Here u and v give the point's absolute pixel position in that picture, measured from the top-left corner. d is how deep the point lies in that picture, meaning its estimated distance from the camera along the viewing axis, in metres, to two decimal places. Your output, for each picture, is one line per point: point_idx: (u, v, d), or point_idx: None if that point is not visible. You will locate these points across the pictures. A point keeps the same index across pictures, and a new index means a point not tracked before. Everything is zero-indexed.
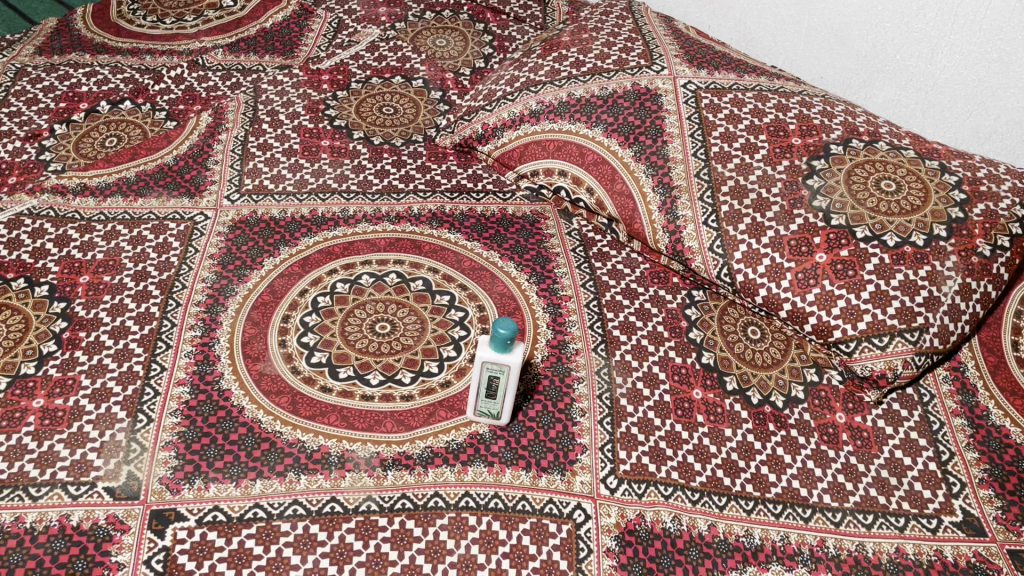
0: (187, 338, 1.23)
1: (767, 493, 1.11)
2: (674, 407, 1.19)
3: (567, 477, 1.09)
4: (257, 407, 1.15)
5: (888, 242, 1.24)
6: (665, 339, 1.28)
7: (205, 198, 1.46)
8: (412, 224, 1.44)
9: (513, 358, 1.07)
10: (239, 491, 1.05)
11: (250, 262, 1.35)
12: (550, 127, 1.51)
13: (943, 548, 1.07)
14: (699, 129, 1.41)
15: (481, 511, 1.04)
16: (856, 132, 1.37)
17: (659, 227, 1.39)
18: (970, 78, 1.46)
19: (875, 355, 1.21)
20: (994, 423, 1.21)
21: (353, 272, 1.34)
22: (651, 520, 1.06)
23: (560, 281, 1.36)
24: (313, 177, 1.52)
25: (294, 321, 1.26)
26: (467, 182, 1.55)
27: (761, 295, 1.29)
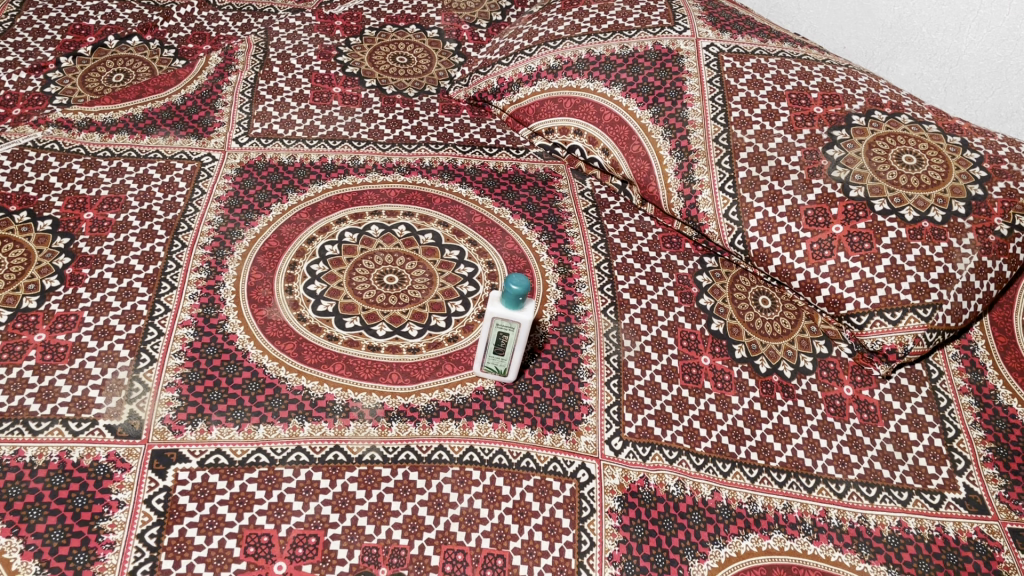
0: (193, 280, 1.21)
1: (772, 462, 1.10)
2: (681, 372, 1.17)
3: (572, 436, 1.09)
4: (262, 352, 1.13)
5: (906, 217, 1.22)
6: (676, 304, 1.26)
7: (213, 139, 1.44)
8: (424, 176, 1.42)
9: (524, 316, 1.05)
10: (242, 435, 1.04)
11: (257, 207, 1.33)
12: (568, 84, 1.48)
13: (945, 524, 1.06)
14: (720, 93, 1.38)
15: (485, 466, 1.04)
16: (879, 104, 1.35)
17: (674, 191, 1.37)
18: (995, 55, 1.43)
19: (886, 330, 1.21)
20: (1001, 403, 1.20)
21: (362, 222, 1.32)
22: (655, 483, 1.05)
23: (572, 241, 1.34)
24: (324, 124, 1.49)
25: (301, 268, 1.24)
26: (480, 137, 1.52)
27: (775, 264, 1.28)
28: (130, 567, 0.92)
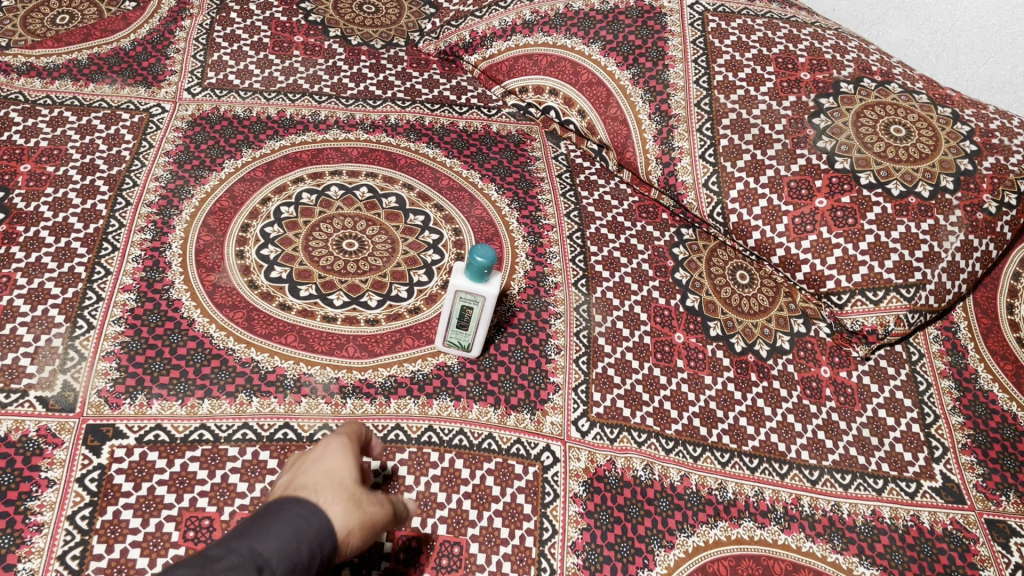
0: (136, 241, 1.13)
1: (744, 446, 1.05)
2: (653, 350, 1.12)
3: (537, 417, 1.03)
4: (209, 321, 1.06)
5: (893, 191, 1.18)
6: (650, 278, 1.20)
7: (163, 89, 1.34)
8: (389, 135, 1.34)
9: (489, 290, 0.99)
10: (185, 411, 0.98)
11: (209, 163, 1.24)
12: (544, 40, 1.39)
13: (920, 513, 1.02)
14: (704, 55, 1.31)
15: (444, 448, 0.98)
16: (868, 71, 1.30)
17: (653, 158, 1.30)
18: (991, 22, 1.38)
19: (867, 310, 1.16)
20: (982, 388, 1.15)
21: (321, 182, 1.25)
22: (621, 467, 1.00)
23: (544, 209, 1.27)
24: (283, 76, 1.40)
25: (254, 231, 1.17)
26: (450, 95, 1.44)
27: (754, 238, 1.22)
28: (58, 551, 0.85)
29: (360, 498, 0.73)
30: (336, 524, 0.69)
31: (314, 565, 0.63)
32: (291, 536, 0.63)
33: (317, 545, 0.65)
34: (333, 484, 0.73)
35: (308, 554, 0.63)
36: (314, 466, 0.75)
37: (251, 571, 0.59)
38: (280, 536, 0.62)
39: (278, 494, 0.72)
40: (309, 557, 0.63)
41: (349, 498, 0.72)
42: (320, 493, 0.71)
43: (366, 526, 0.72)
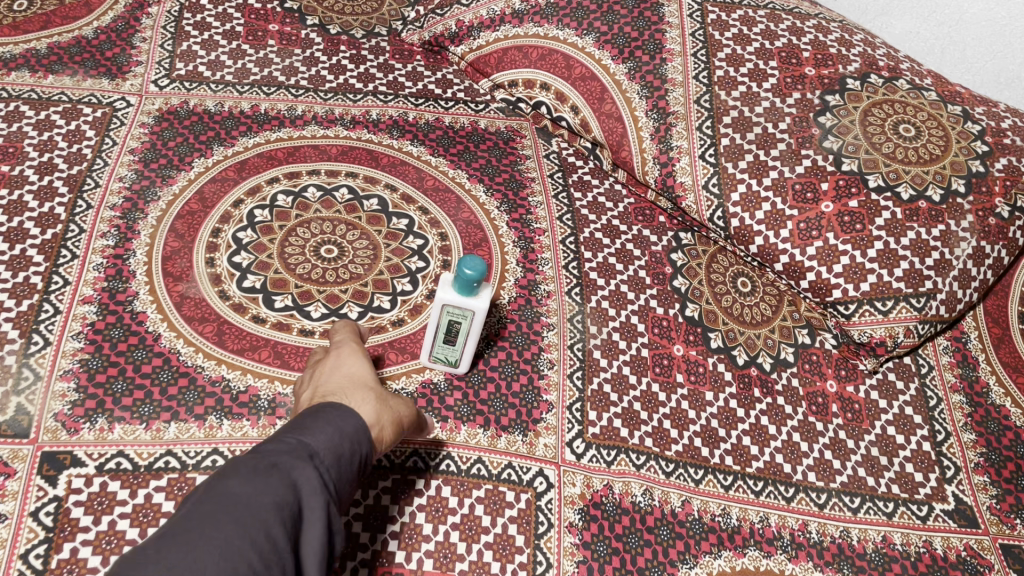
0: (98, 248, 1.05)
1: (748, 467, 0.99)
2: (651, 364, 1.06)
3: (529, 439, 0.97)
4: (176, 336, 0.99)
5: (902, 195, 1.12)
6: (647, 286, 1.14)
7: (128, 82, 1.26)
8: (370, 131, 1.26)
9: (478, 304, 0.91)
10: (149, 435, 0.90)
11: (177, 162, 1.16)
12: (534, 31, 1.31)
13: (932, 539, 0.97)
14: (703, 49, 1.24)
15: (430, 474, 0.91)
16: (875, 66, 1.23)
17: (650, 158, 1.23)
18: (999, 15, 1.32)
19: (876, 321, 1.10)
20: (993, 402, 1.10)
21: (298, 183, 1.17)
22: (619, 493, 0.94)
23: (535, 211, 1.20)
24: (257, 67, 1.32)
25: (225, 236, 1.09)
26: (435, 88, 1.36)
27: (757, 244, 1.16)
28: None
29: (383, 396, 0.84)
30: (369, 417, 0.80)
31: (354, 460, 0.74)
32: (335, 432, 0.74)
33: (355, 443, 0.75)
34: (354, 387, 0.84)
35: (349, 450, 0.74)
36: (334, 382, 0.85)
37: (306, 456, 0.69)
38: (327, 433, 0.73)
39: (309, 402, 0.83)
40: (350, 453, 0.74)
41: (377, 396, 0.83)
42: (349, 397, 0.82)
43: (395, 420, 0.83)
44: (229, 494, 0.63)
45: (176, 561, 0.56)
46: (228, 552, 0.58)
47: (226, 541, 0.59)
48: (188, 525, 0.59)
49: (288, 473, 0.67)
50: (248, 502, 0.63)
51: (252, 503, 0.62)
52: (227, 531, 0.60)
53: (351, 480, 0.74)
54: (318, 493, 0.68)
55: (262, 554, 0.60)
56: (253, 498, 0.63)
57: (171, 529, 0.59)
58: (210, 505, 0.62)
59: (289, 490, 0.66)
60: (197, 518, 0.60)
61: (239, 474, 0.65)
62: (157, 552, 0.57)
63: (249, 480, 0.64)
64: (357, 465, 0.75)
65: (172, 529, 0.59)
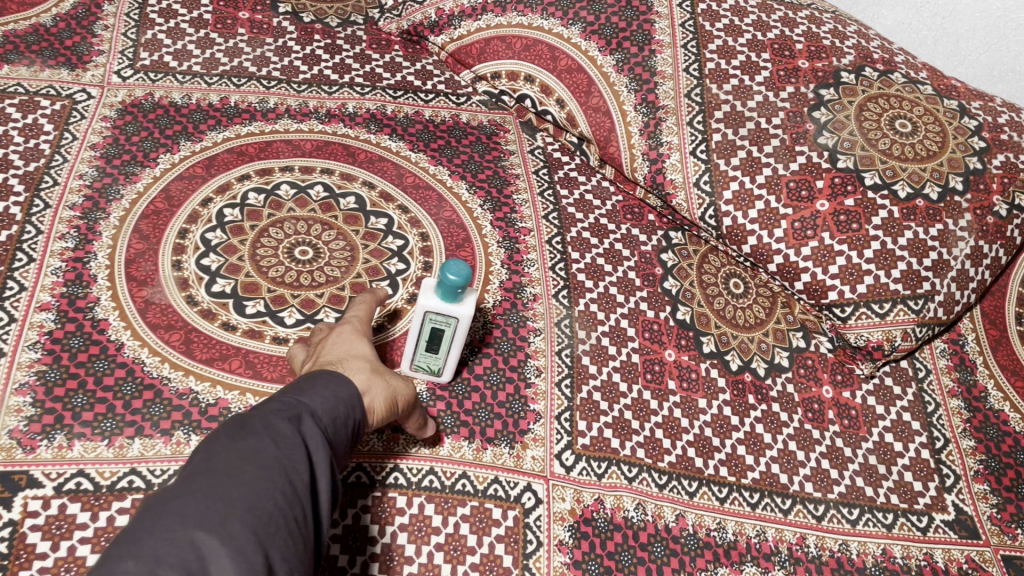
0: (56, 250, 0.98)
1: (743, 479, 0.96)
2: (643, 370, 1.01)
3: (516, 451, 0.92)
4: (141, 344, 0.93)
5: (899, 193, 1.08)
6: (637, 288, 1.09)
7: (89, 72, 1.19)
8: (346, 125, 1.20)
9: (463, 310, 0.86)
10: (112, 453, 0.84)
11: (141, 158, 1.10)
12: (518, 21, 1.26)
13: (933, 551, 0.94)
14: (694, 40, 1.19)
15: (412, 491, 0.86)
16: (869, 59, 1.19)
17: (639, 154, 1.18)
18: (994, 6, 1.29)
19: (873, 324, 1.07)
20: (992, 407, 1.08)
21: (270, 180, 1.11)
22: (611, 508, 0.90)
23: (520, 210, 1.15)
24: (226, 57, 1.25)
25: (193, 237, 1.03)
26: (414, 80, 1.30)
27: (750, 244, 1.12)
28: None
29: (379, 370, 0.82)
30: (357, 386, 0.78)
31: (351, 420, 0.75)
32: (329, 396, 0.74)
33: (349, 408, 0.75)
34: (355, 357, 0.84)
35: (344, 414, 0.74)
36: (339, 348, 0.85)
37: (309, 414, 0.70)
38: (323, 395, 0.73)
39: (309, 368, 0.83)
40: (345, 415, 0.74)
41: (373, 368, 0.82)
42: (345, 366, 0.81)
43: (389, 395, 0.81)
44: (242, 446, 0.64)
45: (201, 507, 0.58)
46: (250, 498, 0.60)
47: (247, 488, 0.61)
48: (208, 472, 0.61)
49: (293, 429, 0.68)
50: (262, 453, 0.64)
51: (266, 454, 0.64)
52: (249, 478, 0.61)
53: (347, 441, 0.74)
54: (321, 450, 0.69)
55: (282, 500, 0.62)
56: (265, 450, 0.64)
57: (190, 477, 0.61)
58: (218, 459, 0.63)
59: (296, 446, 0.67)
60: (217, 466, 0.62)
61: (248, 427, 0.66)
62: (182, 498, 0.58)
63: (258, 435, 0.65)
64: (353, 428, 0.75)
65: (191, 477, 0.61)
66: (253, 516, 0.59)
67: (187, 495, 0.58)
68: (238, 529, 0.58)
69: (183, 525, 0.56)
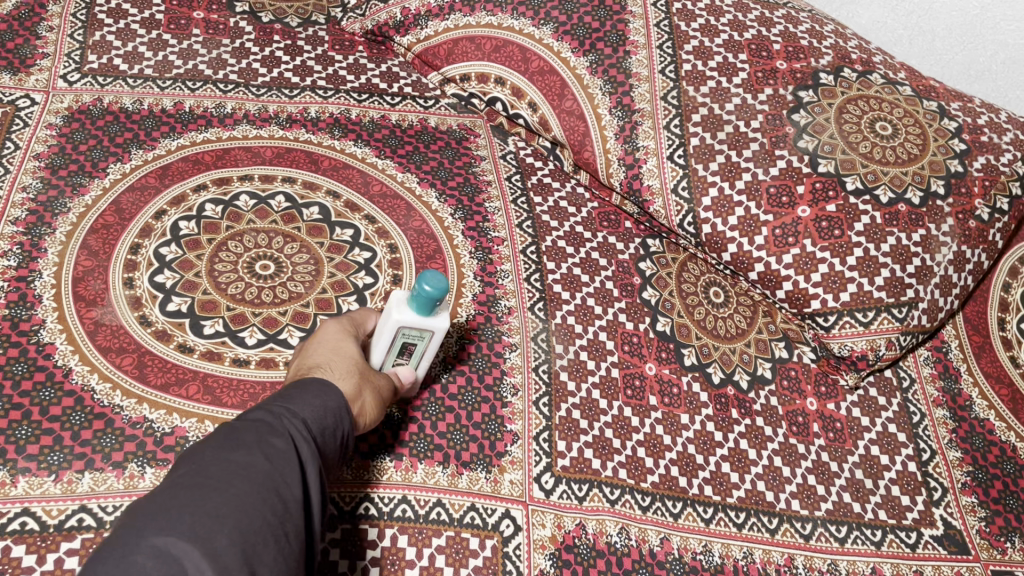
0: None
1: (729, 498, 0.92)
2: (623, 385, 0.98)
3: (494, 475, 0.88)
4: (90, 370, 0.87)
5: (881, 198, 1.05)
6: (615, 299, 1.05)
7: (33, 76, 1.12)
8: (308, 131, 1.15)
9: (439, 324, 0.82)
10: (60, 489, 0.78)
11: (89, 168, 1.04)
12: (487, 21, 1.21)
13: (922, 569, 0.92)
14: (669, 41, 1.15)
15: (384, 522, 0.81)
16: (848, 60, 1.16)
17: (614, 159, 1.14)
18: (972, 5, 1.28)
19: (857, 333, 1.04)
20: (977, 416, 1.06)
21: (229, 190, 1.05)
22: (593, 533, 0.86)
23: (492, 218, 1.11)
24: (180, 60, 1.19)
25: (146, 252, 0.97)
26: (380, 82, 1.25)
27: (730, 252, 1.08)
28: None
29: (368, 372, 0.81)
30: (349, 393, 0.77)
31: (339, 430, 0.72)
32: (317, 406, 0.70)
33: (338, 418, 0.72)
34: (342, 360, 0.81)
35: (333, 424, 0.71)
36: (324, 347, 0.82)
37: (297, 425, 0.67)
38: (312, 405, 0.71)
39: (295, 373, 0.80)
40: (333, 427, 0.71)
41: (359, 373, 0.80)
42: (331, 371, 0.79)
43: (376, 395, 0.80)
44: (232, 458, 0.61)
45: (189, 520, 0.55)
46: (240, 513, 0.58)
47: (238, 503, 0.58)
48: (196, 485, 0.58)
49: (282, 441, 0.65)
50: (252, 467, 0.61)
51: (256, 469, 0.61)
52: (238, 491, 0.59)
53: (334, 452, 0.72)
54: (310, 463, 0.66)
55: (273, 516, 0.59)
56: (256, 463, 0.62)
57: (177, 488, 0.58)
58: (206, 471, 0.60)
59: (284, 460, 0.64)
60: (205, 478, 0.59)
61: (240, 439, 0.63)
62: (169, 511, 0.56)
63: (250, 448, 0.63)
64: (341, 440, 0.73)
65: (178, 489, 0.58)
66: (241, 533, 0.57)
67: (174, 508, 0.56)
68: (225, 546, 0.55)
69: (169, 541, 0.54)
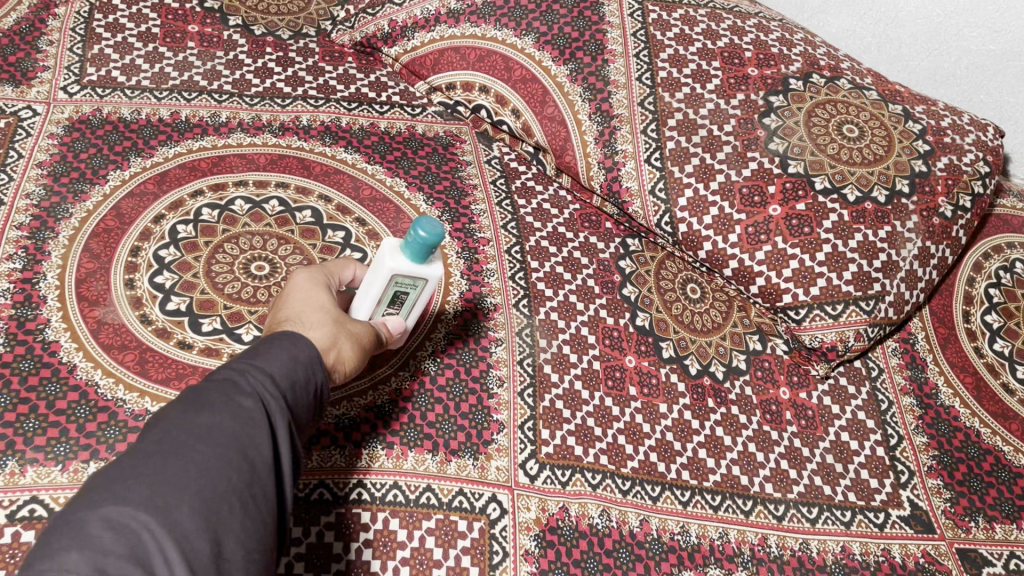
0: (3, 272, 0.96)
1: (705, 482, 0.97)
2: (604, 377, 1.02)
3: (481, 462, 0.92)
4: (94, 366, 0.91)
5: (849, 197, 1.10)
6: (596, 296, 1.10)
7: (34, 88, 1.16)
8: (300, 138, 1.20)
9: (433, 272, 0.84)
10: (67, 478, 0.82)
11: (90, 175, 1.08)
12: (472, 32, 1.27)
13: (890, 547, 0.97)
14: (646, 50, 1.20)
15: (376, 506, 0.85)
16: (817, 66, 1.21)
17: (595, 162, 1.19)
18: (935, 13, 1.33)
19: (827, 325, 1.09)
20: (943, 404, 1.11)
21: (224, 195, 1.10)
22: (576, 515, 0.90)
23: (478, 220, 1.15)
24: (176, 71, 1.24)
25: (145, 254, 1.01)
26: (369, 91, 1.30)
27: (705, 249, 1.13)
28: None
29: (342, 318, 0.79)
30: (324, 341, 0.76)
31: (313, 383, 0.68)
32: (288, 360, 0.66)
33: (311, 371, 0.68)
34: (315, 310, 0.79)
35: (305, 378, 0.66)
36: (296, 299, 0.80)
37: (267, 382, 0.63)
38: (282, 359, 0.66)
39: (268, 327, 0.78)
40: (306, 381, 0.66)
41: (335, 321, 0.78)
42: (305, 322, 0.77)
43: (353, 343, 0.79)
44: (196, 421, 0.57)
45: (147, 491, 0.52)
46: (202, 483, 0.54)
47: (199, 472, 0.54)
48: (155, 453, 0.54)
49: (248, 402, 0.60)
50: (217, 430, 0.57)
51: (222, 432, 0.57)
52: (200, 457, 0.55)
53: (307, 409, 0.67)
54: (280, 423, 0.62)
55: (239, 480, 0.56)
56: (221, 425, 0.57)
57: (134, 455, 0.54)
58: (168, 436, 0.56)
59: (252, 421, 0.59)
60: (166, 443, 0.55)
61: (203, 400, 0.59)
62: (126, 481, 0.52)
63: (214, 410, 0.58)
64: (316, 394, 0.68)
65: (136, 457, 0.54)
66: (204, 501, 0.53)
67: (132, 476, 0.52)
68: (186, 517, 0.52)
69: (126, 513, 0.50)
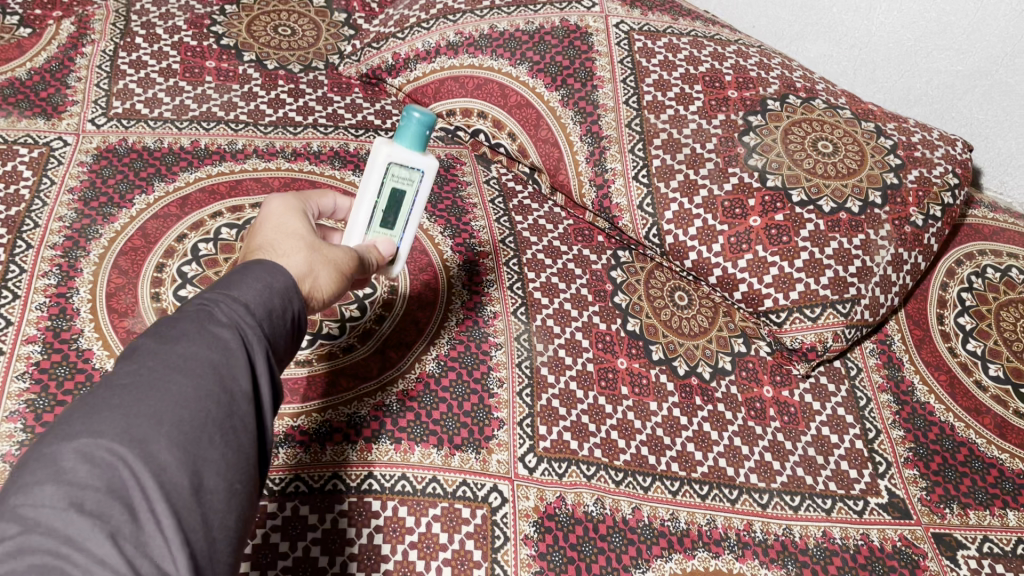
0: (39, 287, 1.04)
1: (693, 473, 1.03)
2: (597, 377, 1.09)
3: (483, 455, 0.99)
4: None
5: (824, 208, 1.18)
6: (590, 303, 1.17)
7: (65, 121, 1.25)
8: (311, 163, 1.28)
9: (426, 161, 0.91)
10: None
11: (118, 199, 1.16)
12: (470, 62, 1.36)
13: (869, 532, 1.03)
14: (632, 75, 1.29)
15: (386, 495, 0.92)
16: (793, 88, 1.30)
17: (586, 180, 1.28)
18: (905, 37, 1.42)
19: (806, 327, 1.16)
20: (919, 400, 1.17)
21: (242, 216, 1.18)
22: (572, 504, 0.97)
23: (478, 235, 1.23)
24: (195, 104, 1.33)
25: (170, 270, 1.09)
26: (374, 119, 1.39)
27: (691, 259, 1.21)
28: None
29: (318, 245, 0.74)
30: (299, 269, 0.70)
31: (291, 312, 0.62)
32: (262, 287, 0.61)
33: (288, 300, 0.62)
34: (288, 237, 0.74)
35: (281, 306, 0.61)
36: (268, 229, 0.75)
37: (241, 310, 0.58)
38: (257, 288, 0.60)
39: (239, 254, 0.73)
40: (283, 309, 0.61)
41: (309, 247, 0.73)
42: (279, 248, 0.72)
43: (331, 272, 0.74)
44: (169, 352, 0.53)
45: (119, 424, 0.47)
46: (178, 413, 0.49)
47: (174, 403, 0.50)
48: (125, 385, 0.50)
49: (222, 332, 0.55)
50: (193, 359, 0.53)
51: (198, 361, 0.53)
52: (178, 388, 0.51)
53: (286, 339, 0.62)
54: (258, 353, 0.57)
55: (217, 411, 0.51)
56: (196, 355, 0.53)
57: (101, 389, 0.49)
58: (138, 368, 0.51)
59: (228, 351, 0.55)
60: (139, 373, 0.51)
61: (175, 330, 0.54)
62: (94, 414, 0.47)
63: (188, 339, 0.54)
64: (294, 323, 0.63)
65: (104, 390, 0.49)
66: (181, 433, 0.49)
67: (103, 408, 0.48)
68: (164, 449, 0.47)
69: (99, 445, 0.46)
